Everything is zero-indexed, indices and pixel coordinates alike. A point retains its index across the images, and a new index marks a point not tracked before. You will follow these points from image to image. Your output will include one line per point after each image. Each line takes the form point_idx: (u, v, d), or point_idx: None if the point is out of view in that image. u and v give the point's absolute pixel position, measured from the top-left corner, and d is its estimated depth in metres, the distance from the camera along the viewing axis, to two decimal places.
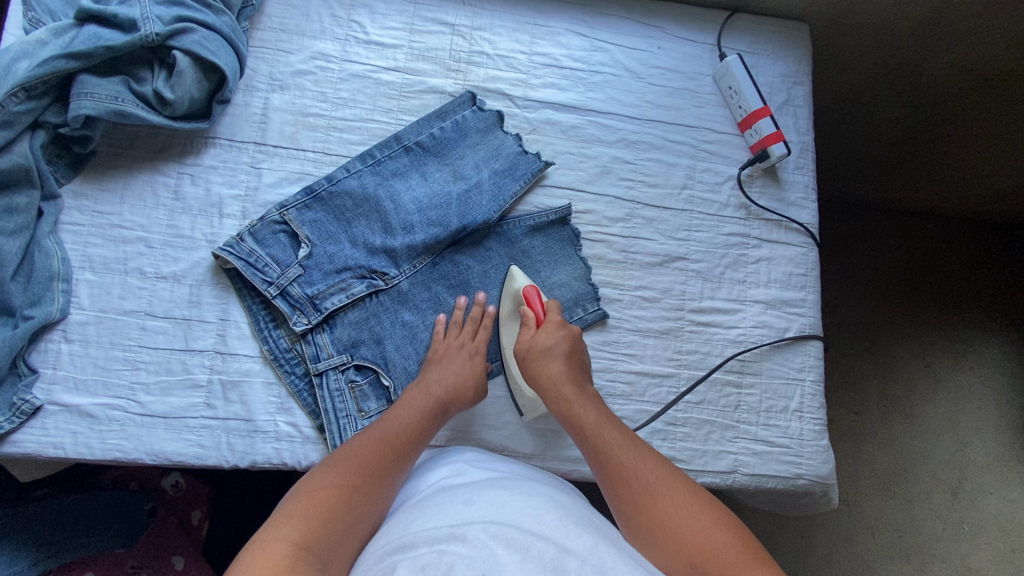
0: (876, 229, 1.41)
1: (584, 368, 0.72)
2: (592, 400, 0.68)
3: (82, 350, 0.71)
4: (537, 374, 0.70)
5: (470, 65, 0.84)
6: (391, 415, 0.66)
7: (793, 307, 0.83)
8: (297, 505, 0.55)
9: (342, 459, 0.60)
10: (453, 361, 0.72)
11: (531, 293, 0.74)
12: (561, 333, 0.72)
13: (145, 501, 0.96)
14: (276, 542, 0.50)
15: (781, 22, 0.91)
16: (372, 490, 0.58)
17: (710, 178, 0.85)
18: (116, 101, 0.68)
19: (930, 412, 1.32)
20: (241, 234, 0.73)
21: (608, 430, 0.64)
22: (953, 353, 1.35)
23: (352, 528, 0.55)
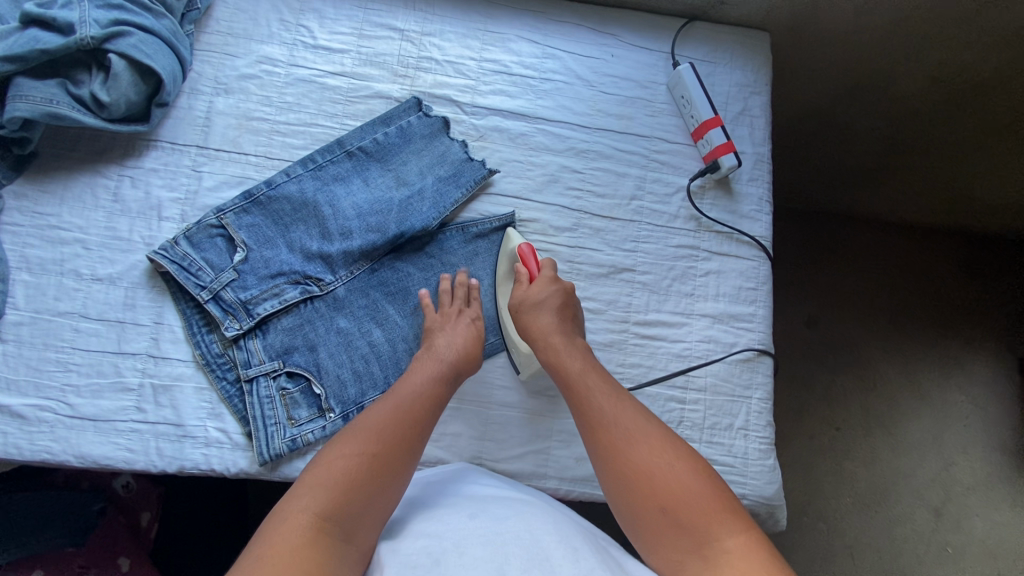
0: (856, 241, 1.37)
1: (575, 319, 0.73)
2: (583, 353, 0.70)
3: (15, 351, 0.71)
4: (528, 325, 0.72)
5: (418, 71, 0.83)
6: (403, 381, 0.66)
7: (741, 322, 0.81)
8: (316, 474, 0.56)
9: (360, 427, 0.60)
10: (457, 326, 0.72)
11: (525, 252, 0.75)
12: (552, 288, 0.73)
13: (94, 501, 0.95)
14: (296, 516, 0.52)
15: (739, 31, 0.90)
16: (392, 458, 0.58)
17: (660, 189, 0.83)
18: (51, 103, 0.68)
19: (914, 429, 1.28)
20: (177, 238, 0.73)
21: (594, 380, 0.67)
22: (938, 368, 1.30)
23: (374, 499, 0.55)
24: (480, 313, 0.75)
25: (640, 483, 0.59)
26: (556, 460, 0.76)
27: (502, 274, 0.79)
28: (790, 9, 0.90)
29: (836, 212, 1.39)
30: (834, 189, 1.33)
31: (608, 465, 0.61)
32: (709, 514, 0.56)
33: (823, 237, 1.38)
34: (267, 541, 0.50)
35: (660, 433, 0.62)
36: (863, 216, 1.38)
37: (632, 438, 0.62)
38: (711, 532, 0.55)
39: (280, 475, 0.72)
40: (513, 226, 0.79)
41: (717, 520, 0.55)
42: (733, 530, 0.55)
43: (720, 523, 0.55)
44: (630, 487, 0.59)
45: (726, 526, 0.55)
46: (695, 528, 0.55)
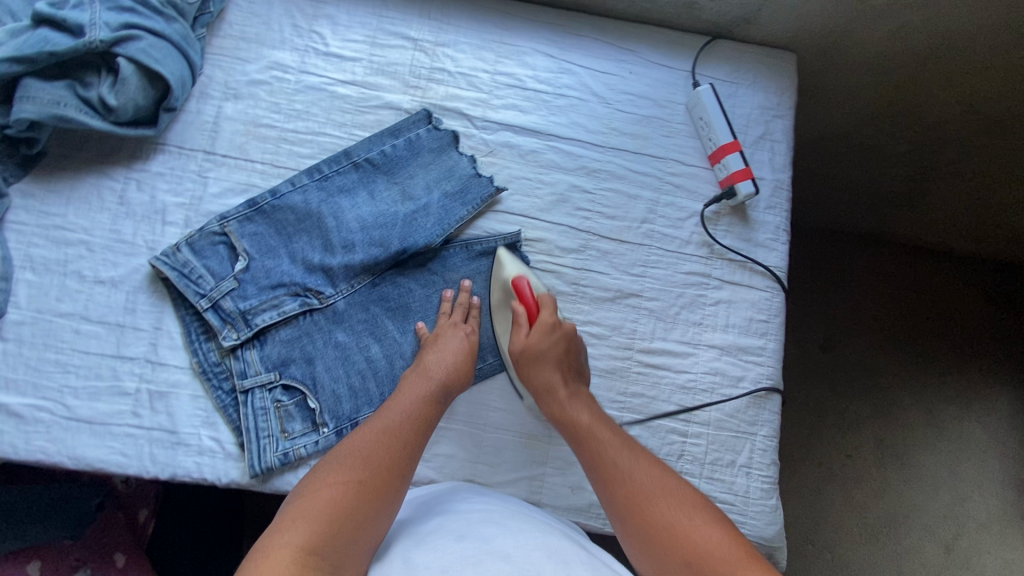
0: (879, 266, 1.32)
1: (580, 370, 0.72)
2: (589, 404, 0.69)
3: (16, 350, 0.71)
4: (532, 377, 0.70)
5: (430, 82, 0.81)
6: (392, 406, 0.65)
7: (750, 355, 0.78)
8: (303, 505, 0.54)
9: (346, 456, 0.59)
10: (449, 341, 0.72)
11: (522, 285, 0.72)
12: (554, 334, 0.70)
13: (94, 496, 0.96)
14: (280, 549, 0.49)
15: (763, 51, 0.86)
16: (379, 485, 0.57)
17: (673, 213, 0.81)
18: (59, 105, 0.68)
19: (929, 462, 1.23)
20: (179, 244, 0.73)
21: (605, 434, 0.65)
22: (959, 401, 1.25)
23: (361, 525, 0.54)
24: (475, 328, 0.75)
25: (651, 529, 0.55)
26: (551, 488, 0.74)
27: (499, 304, 0.76)
28: (819, 30, 0.86)
29: (859, 236, 1.34)
30: (858, 212, 1.28)
31: (624, 522, 0.58)
32: (733, 560, 0.51)
33: (846, 262, 1.32)
34: (251, 569, 0.47)
35: (669, 480, 0.60)
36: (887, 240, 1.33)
37: (642, 487, 0.59)
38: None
39: (270, 488, 0.72)
40: (502, 247, 0.76)
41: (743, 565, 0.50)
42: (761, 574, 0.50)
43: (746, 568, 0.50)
44: (647, 539, 0.55)
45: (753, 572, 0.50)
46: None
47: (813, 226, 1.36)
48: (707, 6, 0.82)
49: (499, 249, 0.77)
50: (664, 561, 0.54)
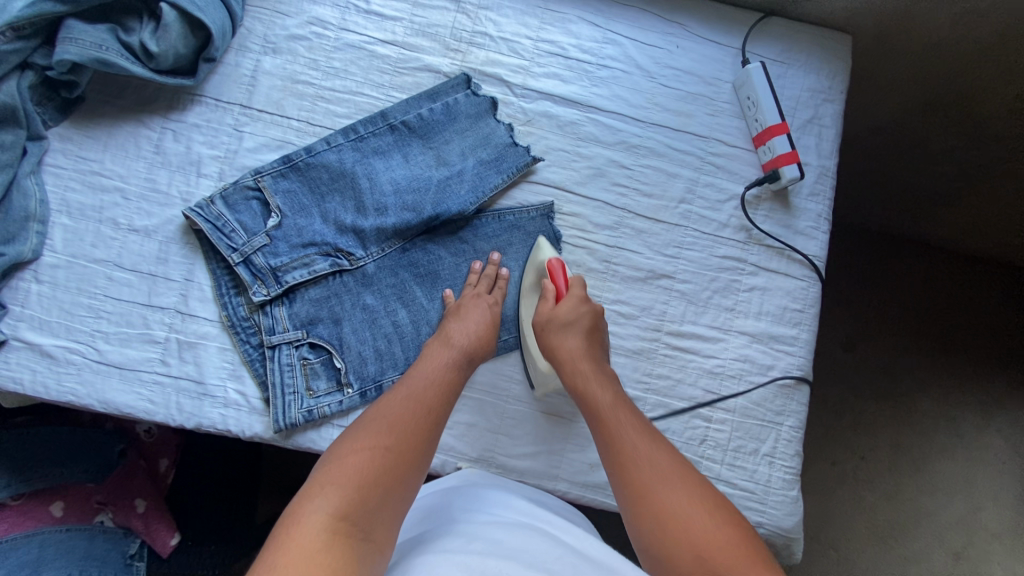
0: (912, 268, 1.27)
1: (603, 351, 0.71)
2: (610, 381, 0.67)
3: (50, 292, 0.72)
4: (554, 347, 0.69)
5: (471, 46, 0.79)
6: (419, 372, 0.65)
7: (781, 344, 0.77)
8: (333, 470, 0.54)
9: (373, 420, 0.59)
10: (472, 313, 0.71)
11: (556, 265, 0.72)
12: (584, 309, 0.70)
13: (117, 442, 1.00)
14: (311, 516, 0.49)
15: (817, 29, 0.82)
16: (405, 451, 0.57)
17: (712, 194, 0.78)
18: (100, 49, 0.67)
19: (946, 469, 1.20)
20: (213, 196, 0.73)
21: (626, 416, 0.63)
22: (980, 409, 1.22)
23: (390, 493, 0.54)
24: (500, 301, 0.74)
25: (662, 520, 0.53)
26: (570, 463, 0.74)
27: (529, 286, 0.76)
28: (878, 13, 0.82)
29: (895, 236, 1.27)
30: (899, 211, 1.22)
31: (632, 500, 0.56)
32: (747, 569, 0.49)
33: (880, 262, 1.27)
34: (284, 536, 0.48)
35: (688, 471, 0.58)
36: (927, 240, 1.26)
37: (656, 471, 0.57)
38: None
39: (293, 444, 0.73)
40: (542, 235, 0.76)
41: (753, 567, 0.49)
42: None
43: (753, 569, 0.49)
44: (655, 527, 0.53)
45: (760, 573, 0.49)
46: (728, 569, 0.49)
47: (850, 221, 1.28)
48: None
49: (540, 237, 0.76)
50: (675, 563, 0.51)
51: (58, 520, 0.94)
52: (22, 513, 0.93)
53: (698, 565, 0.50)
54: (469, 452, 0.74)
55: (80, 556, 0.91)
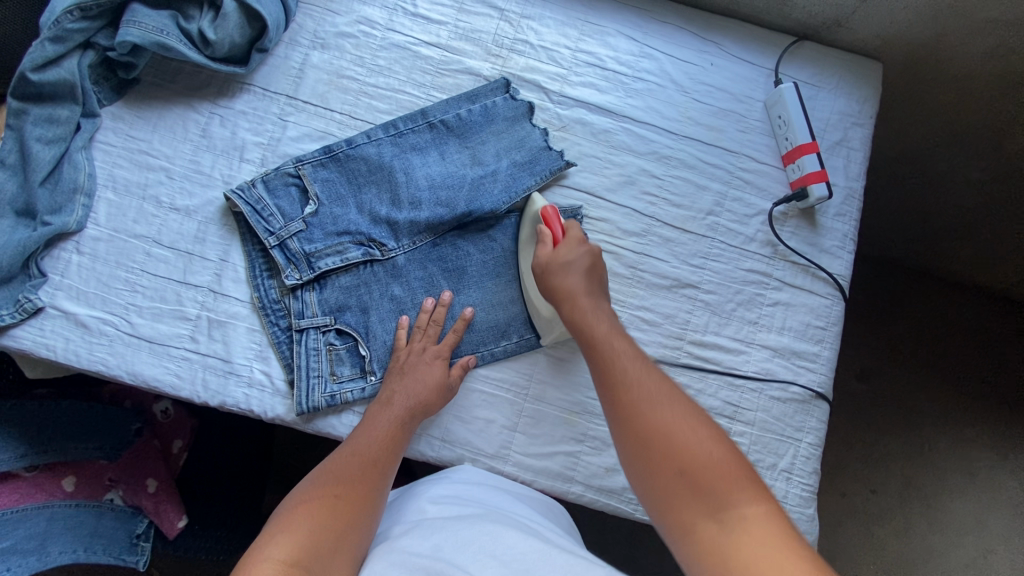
0: (932, 304, 1.26)
1: (603, 287, 0.72)
2: (608, 317, 0.69)
3: (89, 264, 0.74)
4: (555, 287, 0.70)
5: (512, 53, 0.82)
6: (365, 433, 0.66)
7: (803, 361, 0.77)
8: (284, 526, 0.55)
9: (322, 480, 0.61)
10: (415, 369, 0.71)
11: (550, 214, 0.73)
12: (582, 251, 0.71)
13: (133, 420, 1.02)
14: (262, 561, 0.50)
15: (849, 54, 0.84)
16: (351, 508, 0.58)
17: (740, 208, 0.80)
18: (161, 33, 0.70)
19: (957, 507, 1.18)
20: (255, 180, 0.75)
21: (622, 346, 0.66)
22: (995, 447, 1.20)
23: (341, 539, 0.55)
24: (450, 348, 0.73)
25: (647, 427, 0.58)
26: (586, 466, 0.74)
27: (527, 238, 0.77)
28: (908, 44, 0.84)
29: (914, 270, 1.27)
30: (921, 245, 1.22)
31: (625, 425, 0.59)
32: (728, 476, 0.53)
33: (902, 294, 1.26)
34: None
35: (678, 395, 0.61)
36: (947, 276, 1.26)
37: (649, 397, 0.60)
38: (728, 499, 0.52)
39: (313, 428, 0.73)
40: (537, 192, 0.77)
41: (739, 487, 0.52)
42: (754, 498, 0.51)
43: (738, 491, 0.52)
44: (646, 450, 0.57)
45: (748, 494, 0.52)
46: (716, 493, 0.52)
47: (874, 253, 1.28)
48: (801, 5, 0.80)
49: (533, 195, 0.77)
50: (659, 472, 0.55)
51: (70, 495, 0.94)
52: (33, 485, 0.92)
53: (683, 483, 0.54)
54: (485, 448, 0.74)
55: (88, 533, 0.93)
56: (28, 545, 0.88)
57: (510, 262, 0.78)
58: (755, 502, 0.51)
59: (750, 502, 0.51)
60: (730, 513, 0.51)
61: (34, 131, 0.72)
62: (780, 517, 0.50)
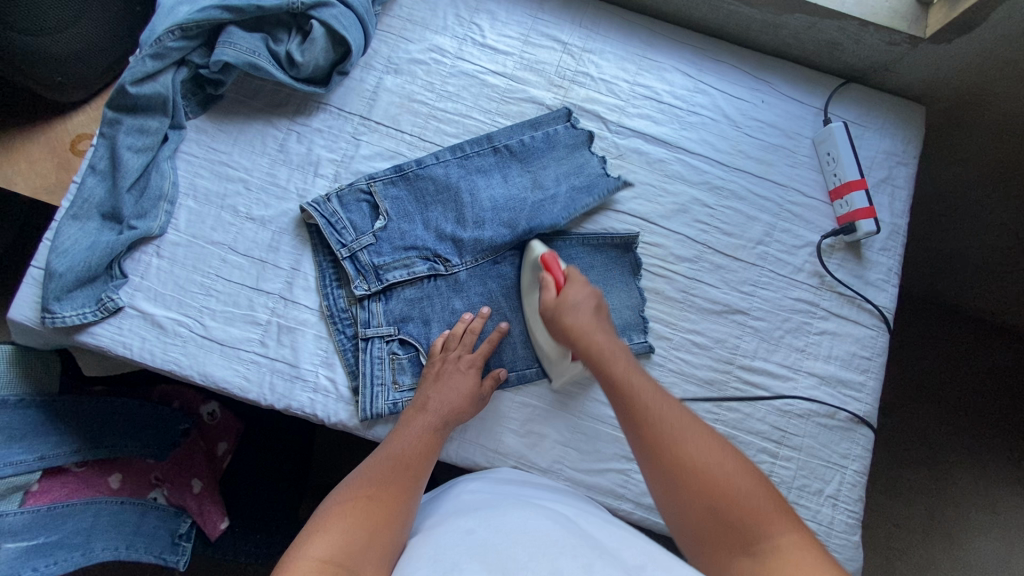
0: (965, 343, 1.27)
1: (609, 320, 0.74)
2: (620, 351, 0.69)
3: (168, 267, 0.78)
4: (570, 326, 0.70)
5: (573, 84, 0.86)
6: (399, 439, 0.68)
7: (849, 390, 0.79)
8: (324, 523, 0.55)
9: (359, 481, 0.62)
10: (450, 378, 0.73)
11: (549, 259, 0.74)
12: (586, 291, 0.72)
13: (182, 421, 1.02)
14: (304, 560, 0.51)
15: (893, 97, 0.88)
16: (387, 507, 0.59)
17: (788, 239, 0.83)
18: (253, 55, 0.75)
19: (978, 546, 1.18)
20: (329, 195, 0.79)
21: (638, 380, 0.66)
22: (1018, 489, 1.20)
23: (376, 538, 0.55)
24: (483, 358, 0.75)
25: (677, 469, 0.58)
26: (636, 483, 0.76)
27: (529, 282, 0.78)
28: (949, 91, 0.88)
29: (950, 306, 1.29)
30: (957, 283, 1.23)
31: (654, 469, 0.60)
32: (758, 511, 0.55)
33: (933, 331, 1.28)
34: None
35: (697, 425, 0.62)
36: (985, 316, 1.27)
37: (675, 436, 0.60)
38: (764, 531, 0.54)
39: (373, 434, 0.76)
40: (536, 238, 0.79)
41: (769, 516, 0.54)
42: (786, 525, 0.53)
43: (773, 519, 0.54)
44: (679, 489, 0.58)
45: (781, 520, 0.54)
46: (748, 528, 0.54)
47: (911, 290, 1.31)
48: (850, 50, 0.84)
49: (531, 241, 0.79)
50: (694, 508, 0.57)
51: (115, 492, 0.96)
52: (82, 480, 0.94)
53: (715, 520, 0.55)
54: (538, 462, 0.77)
55: (131, 530, 0.94)
56: (74, 539, 0.89)
57: (520, 304, 0.80)
58: (790, 529, 0.53)
59: (787, 530, 0.53)
60: (764, 545, 0.53)
61: (126, 140, 0.77)
62: (811, 540, 0.53)
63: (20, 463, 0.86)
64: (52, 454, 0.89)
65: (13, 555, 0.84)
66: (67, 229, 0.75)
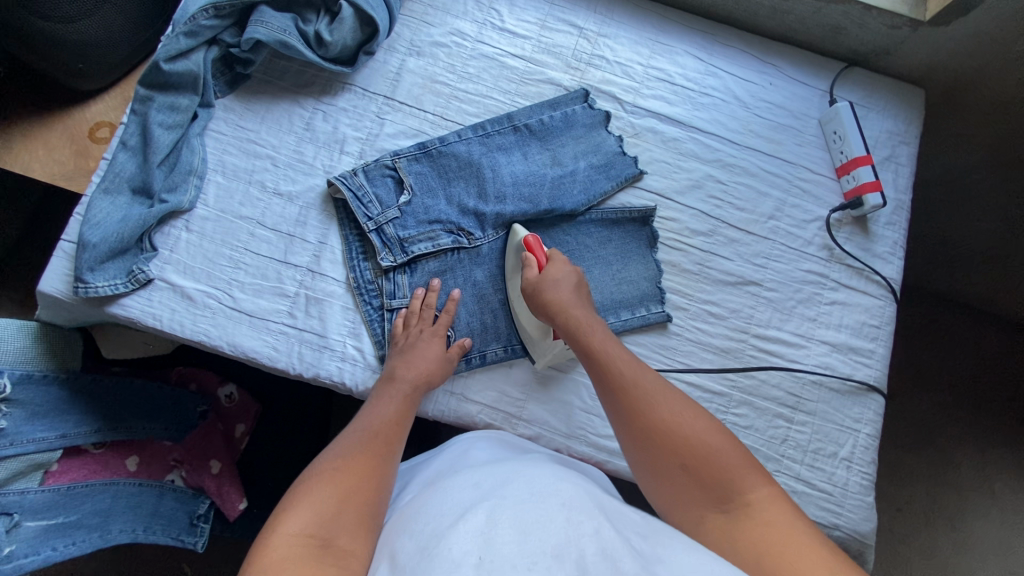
0: (968, 330, 1.28)
1: (587, 294, 0.76)
2: (598, 323, 0.71)
3: (197, 241, 0.79)
4: (549, 300, 0.72)
5: (589, 66, 0.90)
6: (373, 411, 0.68)
7: (860, 356, 0.82)
8: (299, 495, 0.55)
9: (333, 454, 0.61)
10: (415, 347, 0.74)
11: (533, 242, 0.77)
12: (565, 269, 0.75)
13: (200, 403, 1.01)
14: (282, 535, 0.51)
15: (894, 80, 0.92)
16: (364, 478, 0.59)
17: (798, 214, 0.86)
18: (283, 33, 0.78)
19: (979, 528, 1.19)
20: (355, 170, 0.81)
21: (615, 350, 0.68)
22: (1015, 471, 1.21)
23: (354, 509, 0.56)
24: (445, 328, 0.77)
25: (654, 429, 0.60)
26: None
27: (513, 266, 0.80)
28: (947, 73, 0.92)
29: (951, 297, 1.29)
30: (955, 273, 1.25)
31: (630, 430, 0.62)
32: (732, 469, 0.56)
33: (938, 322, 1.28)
34: (256, 556, 0.50)
35: (675, 393, 0.63)
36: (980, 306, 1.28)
37: (652, 400, 0.62)
38: (737, 489, 0.55)
39: None
40: (519, 222, 0.81)
41: (743, 472, 0.56)
42: (758, 480, 0.55)
43: (746, 476, 0.56)
44: (654, 448, 0.60)
45: (756, 476, 0.56)
46: (720, 485, 0.56)
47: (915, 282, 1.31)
48: (854, 34, 0.89)
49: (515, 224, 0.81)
50: (668, 467, 0.59)
51: (133, 474, 0.93)
52: (100, 462, 0.91)
53: (690, 480, 0.57)
54: (561, 428, 0.78)
55: (149, 513, 0.92)
56: (91, 520, 0.87)
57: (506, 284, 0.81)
58: (762, 485, 0.55)
59: (760, 485, 0.55)
60: (737, 502, 0.55)
61: (158, 116, 0.79)
62: (782, 495, 0.55)
63: (43, 440, 0.83)
64: (74, 433, 0.86)
65: (29, 535, 0.80)
66: (99, 203, 0.76)
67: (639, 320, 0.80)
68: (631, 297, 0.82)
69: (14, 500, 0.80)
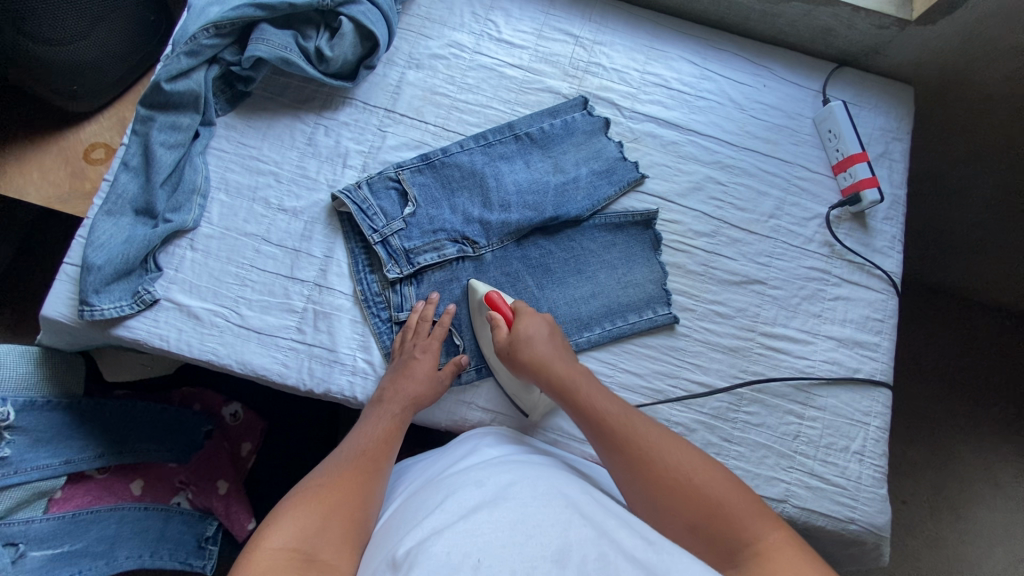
0: (964, 321, 1.30)
1: (566, 348, 0.76)
2: (585, 377, 0.71)
3: (202, 259, 0.79)
4: (530, 358, 0.71)
5: (587, 74, 0.91)
6: (361, 431, 0.68)
7: (865, 350, 0.83)
8: (284, 510, 0.55)
9: (320, 473, 0.61)
10: (407, 363, 0.74)
11: (496, 298, 0.77)
12: (537, 321, 0.75)
13: (204, 423, 0.99)
14: (265, 548, 0.50)
15: (884, 79, 0.94)
16: (351, 493, 0.59)
17: (798, 212, 0.87)
18: (285, 50, 0.79)
19: (984, 517, 1.20)
20: (360, 182, 0.82)
21: (603, 403, 0.67)
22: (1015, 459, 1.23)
23: (340, 523, 0.55)
24: (440, 341, 0.77)
25: (657, 484, 0.58)
26: None
27: (479, 322, 0.79)
28: (935, 70, 0.94)
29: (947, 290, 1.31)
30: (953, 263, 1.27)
31: (634, 484, 0.60)
32: (739, 515, 0.55)
33: (934, 312, 1.30)
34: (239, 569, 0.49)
35: (673, 440, 0.62)
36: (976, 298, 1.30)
37: (649, 450, 0.61)
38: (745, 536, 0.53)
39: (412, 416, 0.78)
40: (474, 279, 0.81)
41: (751, 517, 0.55)
42: (767, 526, 0.54)
43: (755, 520, 0.54)
44: (662, 502, 0.57)
45: (763, 522, 0.54)
46: (731, 535, 0.54)
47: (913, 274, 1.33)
48: (843, 35, 0.91)
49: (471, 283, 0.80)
50: (672, 520, 0.56)
51: (138, 498, 0.91)
52: (103, 487, 0.89)
53: (698, 534, 0.55)
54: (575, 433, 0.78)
55: (155, 537, 0.90)
56: (97, 547, 0.85)
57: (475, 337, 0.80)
58: (771, 530, 0.54)
59: (768, 530, 0.54)
60: (748, 552, 0.52)
61: (159, 136, 0.79)
62: (796, 538, 0.53)
63: (47, 467, 0.81)
64: (78, 458, 0.85)
65: (35, 565, 0.79)
66: (102, 224, 0.76)
67: (647, 321, 0.81)
68: (637, 299, 0.82)
69: (20, 529, 0.79)
